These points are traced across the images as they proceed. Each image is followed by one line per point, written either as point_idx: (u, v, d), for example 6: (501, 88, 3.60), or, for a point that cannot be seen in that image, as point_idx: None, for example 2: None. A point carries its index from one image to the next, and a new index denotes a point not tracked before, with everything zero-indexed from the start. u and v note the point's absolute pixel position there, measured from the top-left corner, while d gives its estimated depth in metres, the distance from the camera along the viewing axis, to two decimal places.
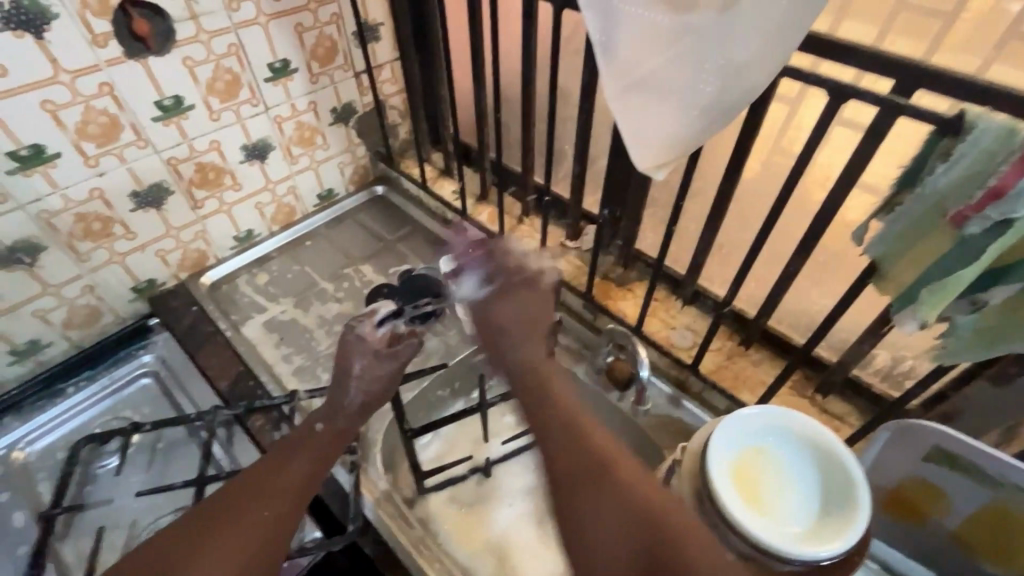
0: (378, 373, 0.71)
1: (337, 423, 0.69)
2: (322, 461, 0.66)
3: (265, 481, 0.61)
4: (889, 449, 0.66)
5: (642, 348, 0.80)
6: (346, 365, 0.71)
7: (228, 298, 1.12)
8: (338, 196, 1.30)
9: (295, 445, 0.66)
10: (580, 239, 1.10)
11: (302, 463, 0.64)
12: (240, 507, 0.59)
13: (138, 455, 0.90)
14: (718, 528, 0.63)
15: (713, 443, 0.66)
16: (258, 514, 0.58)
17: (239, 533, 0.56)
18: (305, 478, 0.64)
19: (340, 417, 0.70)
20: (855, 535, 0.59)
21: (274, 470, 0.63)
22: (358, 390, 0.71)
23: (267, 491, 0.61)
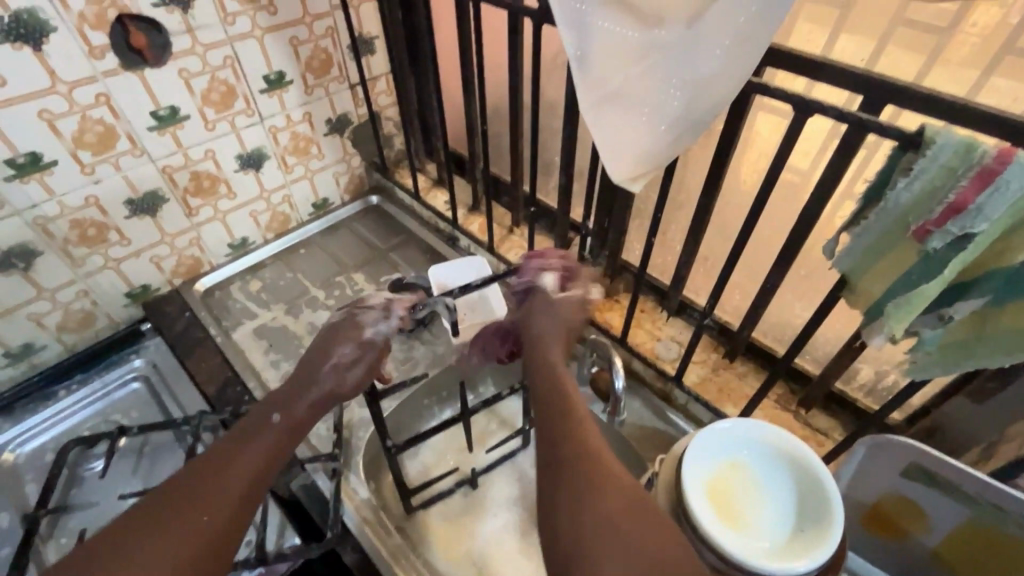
0: (350, 365, 0.67)
1: (294, 414, 0.64)
2: (277, 454, 0.62)
3: (205, 481, 0.56)
4: (867, 465, 0.66)
5: (618, 359, 0.79)
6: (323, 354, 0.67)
7: (220, 304, 1.13)
8: (333, 205, 1.32)
9: (246, 437, 0.61)
10: (569, 249, 1.11)
11: (253, 457, 0.59)
12: (177, 509, 0.53)
13: (124, 459, 0.92)
14: (692, 543, 0.62)
15: (687, 457, 0.66)
16: (197, 518, 0.53)
17: (189, 525, 0.52)
18: (256, 474, 0.59)
19: (297, 407, 0.64)
20: (829, 551, 0.58)
21: (225, 457, 0.58)
22: (336, 376, 0.67)
23: (210, 491, 0.55)
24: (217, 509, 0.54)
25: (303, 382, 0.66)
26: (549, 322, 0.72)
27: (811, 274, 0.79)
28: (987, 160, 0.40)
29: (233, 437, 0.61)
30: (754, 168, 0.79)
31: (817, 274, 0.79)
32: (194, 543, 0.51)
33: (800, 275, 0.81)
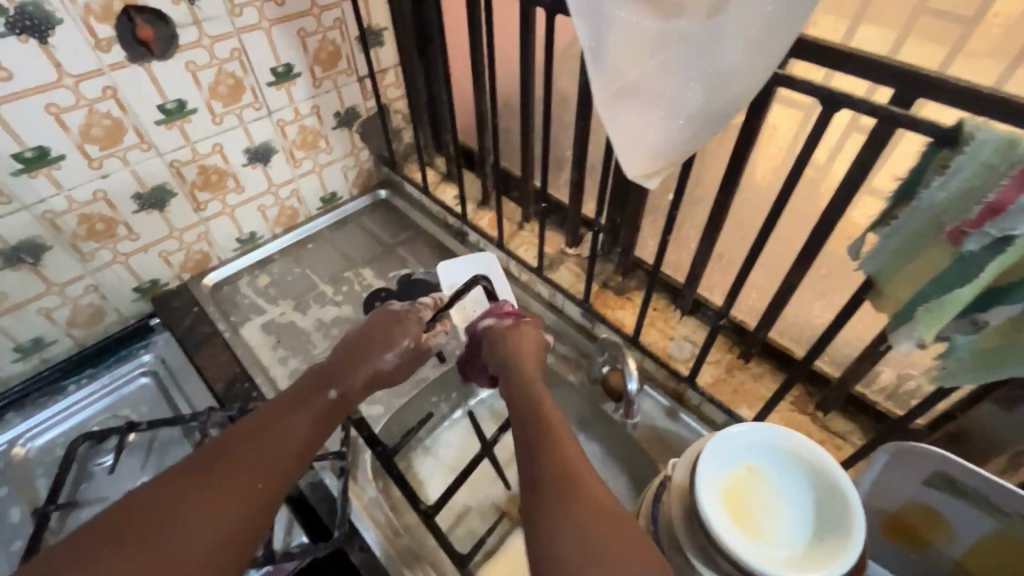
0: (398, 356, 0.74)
1: (346, 386, 0.66)
2: (325, 421, 0.62)
3: (259, 442, 0.55)
4: (888, 472, 0.64)
5: (632, 360, 0.79)
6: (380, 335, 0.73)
7: (229, 300, 1.13)
8: (341, 199, 1.31)
9: (301, 404, 0.61)
10: (580, 246, 1.09)
11: (304, 426, 0.59)
12: (232, 467, 0.52)
13: (133, 454, 0.92)
14: (707, 552, 0.61)
15: (701, 463, 0.64)
16: (246, 482, 0.51)
17: (245, 477, 0.51)
18: (305, 443, 0.58)
19: (351, 381, 0.67)
20: (849, 563, 0.56)
21: (271, 418, 0.58)
22: (388, 357, 0.72)
23: (263, 456, 0.54)
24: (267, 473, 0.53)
25: (358, 357, 0.70)
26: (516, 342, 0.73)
27: (832, 274, 0.77)
28: None
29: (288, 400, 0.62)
30: (773, 163, 0.77)
31: (838, 273, 0.76)
32: (240, 507, 0.49)
33: (820, 275, 0.78)
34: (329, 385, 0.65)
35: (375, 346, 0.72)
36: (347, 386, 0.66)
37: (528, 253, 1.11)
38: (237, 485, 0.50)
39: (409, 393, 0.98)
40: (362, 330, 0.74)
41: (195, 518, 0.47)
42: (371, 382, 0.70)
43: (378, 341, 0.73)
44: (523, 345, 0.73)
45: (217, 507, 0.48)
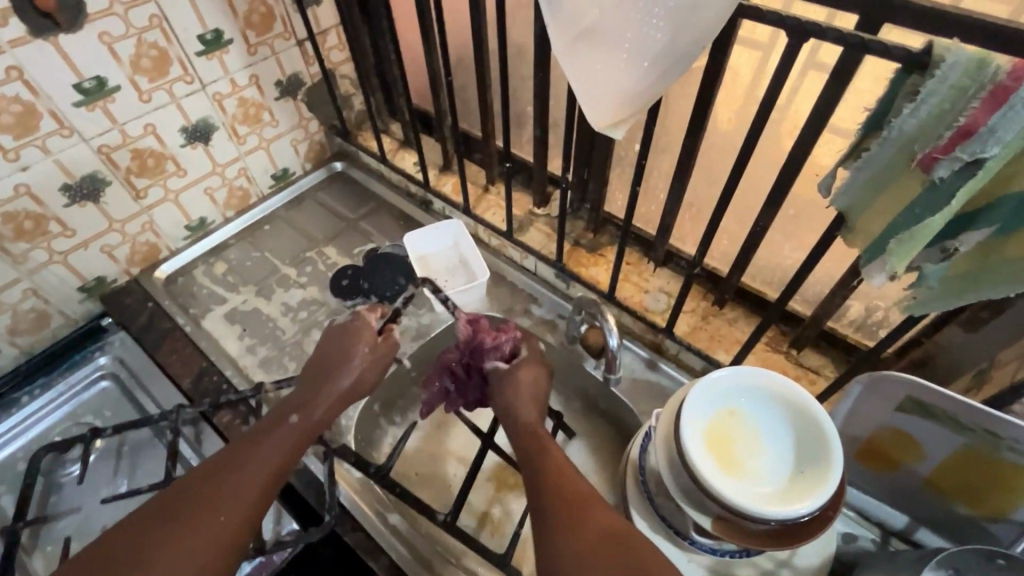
0: (378, 361, 0.76)
1: (312, 417, 0.69)
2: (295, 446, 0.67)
3: (227, 477, 0.61)
4: (863, 401, 0.66)
5: (611, 317, 0.79)
6: (351, 347, 0.74)
7: (185, 291, 1.07)
8: (294, 175, 1.24)
9: (267, 434, 0.66)
10: (549, 205, 1.06)
11: (269, 461, 0.64)
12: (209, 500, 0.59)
13: (103, 460, 0.87)
14: (694, 493, 0.64)
15: (685, 411, 0.65)
16: (219, 519, 0.58)
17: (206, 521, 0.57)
18: (273, 476, 0.64)
19: (314, 410, 0.70)
20: (828, 492, 0.59)
21: (244, 454, 0.64)
22: (351, 373, 0.73)
23: (233, 496, 0.60)
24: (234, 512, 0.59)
25: (322, 378, 0.73)
26: (527, 399, 0.73)
27: (800, 214, 0.77)
28: (1001, 78, 0.37)
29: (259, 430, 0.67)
30: (738, 104, 0.75)
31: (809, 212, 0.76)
32: (215, 540, 0.57)
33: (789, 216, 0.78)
34: (290, 411, 0.69)
35: (337, 366, 0.73)
36: (321, 403, 0.71)
37: (496, 216, 1.08)
38: (206, 523, 0.57)
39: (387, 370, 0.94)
40: (325, 343, 0.76)
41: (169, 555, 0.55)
42: (338, 406, 0.72)
43: (337, 359, 0.74)
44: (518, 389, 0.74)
45: (199, 537, 0.56)
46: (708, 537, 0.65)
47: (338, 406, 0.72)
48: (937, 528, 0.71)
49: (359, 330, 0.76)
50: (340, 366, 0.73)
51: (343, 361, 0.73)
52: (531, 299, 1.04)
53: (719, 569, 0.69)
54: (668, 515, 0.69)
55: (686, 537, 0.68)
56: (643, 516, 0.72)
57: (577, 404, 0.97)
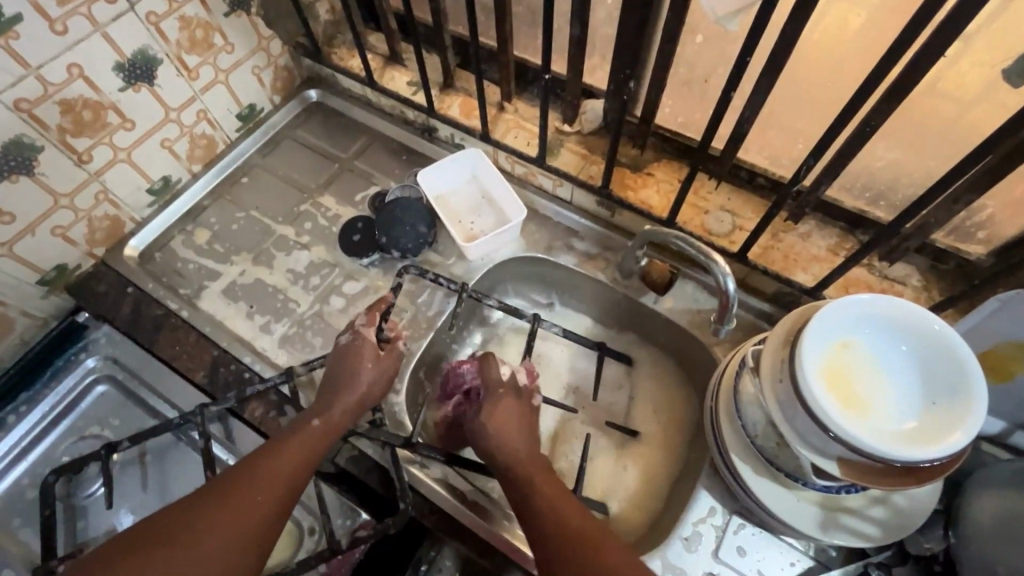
0: (385, 374, 0.72)
1: (332, 417, 0.67)
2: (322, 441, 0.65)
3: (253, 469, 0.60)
4: (994, 316, 0.61)
5: (723, 261, 0.68)
6: (355, 363, 0.71)
7: (167, 268, 0.91)
8: (263, 112, 1.03)
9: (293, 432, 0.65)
10: (580, 120, 0.91)
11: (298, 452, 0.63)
12: (235, 484, 0.59)
13: (127, 474, 0.77)
14: (816, 438, 0.58)
15: (803, 354, 0.58)
16: (250, 498, 0.58)
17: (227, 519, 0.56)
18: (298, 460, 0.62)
19: (332, 408, 0.67)
20: (973, 427, 0.53)
21: (273, 452, 0.62)
22: (367, 381, 0.70)
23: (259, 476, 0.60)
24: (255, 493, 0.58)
25: (333, 389, 0.69)
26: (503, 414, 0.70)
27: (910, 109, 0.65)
28: None
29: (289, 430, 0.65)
30: None
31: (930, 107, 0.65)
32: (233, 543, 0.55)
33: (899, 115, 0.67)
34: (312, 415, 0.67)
35: (345, 382, 0.69)
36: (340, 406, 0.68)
37: (519, 139, 0.93)
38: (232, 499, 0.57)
39: (427, 333, 0.85)
40: (335, 360, 0.72)
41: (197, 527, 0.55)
42: (358, 411, 0.69)
43: (344, 373, 0.70)
44: (506, 423, 0.69)
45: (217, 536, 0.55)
46: (830, 479, 0.60)
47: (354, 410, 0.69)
48: None
49: (359, 342, 0.72)
50: (347, 378, 0.70)
51: (352, 373, 0.70)
52: (571, 233, 0.92)
53: (830, 502, 0.66)
54: (775, 457, 0.65)
55: (799, 479, 0.64)
56: (742, 458, 0.68)
57: (629, 336, 0.93)
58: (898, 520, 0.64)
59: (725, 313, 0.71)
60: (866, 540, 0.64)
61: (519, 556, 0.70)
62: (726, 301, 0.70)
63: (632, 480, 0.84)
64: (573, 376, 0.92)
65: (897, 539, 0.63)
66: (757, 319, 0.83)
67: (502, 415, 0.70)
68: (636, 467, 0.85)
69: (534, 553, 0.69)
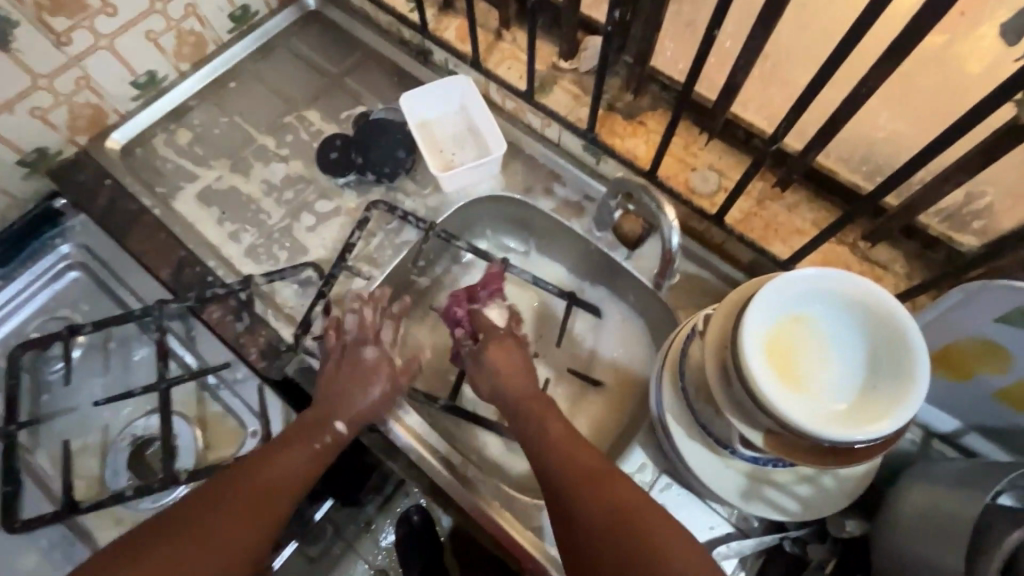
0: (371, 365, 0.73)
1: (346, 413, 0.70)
2: (324, 455, 0.69)
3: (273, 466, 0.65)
4: (954, 309, 0.57)
5: (672, 212, 0.69)
6: (351, 357, 0.73)
7: (146, 165, 0.91)
8: (258, 15, 1.00)
9: (292, 442, 0.68)
10: (578, 57, 0.86)
11: (302, 462, 0.67)
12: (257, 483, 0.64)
13: (90, 358, 0.80)
14: (744, 405, 0.58)
15: (747, 320, 0.56)
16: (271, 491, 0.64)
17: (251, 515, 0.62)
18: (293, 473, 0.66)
19: (352, 400, 0.71)
20: (905, 417, 0.52)
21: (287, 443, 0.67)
22: (375, 388, 0.72)
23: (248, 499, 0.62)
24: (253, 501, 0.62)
25: (349, 382, 0.71)
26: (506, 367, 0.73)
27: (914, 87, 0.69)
28: None
29: (285, 437, 0.68)
30: None
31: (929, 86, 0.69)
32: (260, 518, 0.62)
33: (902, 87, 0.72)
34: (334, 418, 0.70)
35: (354, 379, 0.72)
36: (348, 419, 0.70)
37: (511, 71, 0.88)
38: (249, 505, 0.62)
39: (391, 261, 0.84)
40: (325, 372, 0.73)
41: (219, 528, 0.59)
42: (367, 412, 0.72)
43: (361, 370, 0.72)
44: (508, 366, 0.73)
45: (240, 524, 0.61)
46: (756, 450, 0.59)
47: (358, 421, 0.71)
48: (989, 435, 0.67)
49: (370, 357, 0.74)
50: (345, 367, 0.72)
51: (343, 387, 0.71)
52: (553, 177, 0.89)
53: (758, 475, 0.65)
54: (707, 423, 0.65)
55: (726, 446, 0.64)
56: (677, 421, 0.67)
57: (600, 290, 0.91)
58: (821, 499, 0.63)
59: (667, 268, 0.72)
60: (785, 515, 0.64)
61: (447, 483, 0.73)
62: (667, 256, 0.70)
63: (578, 431, 0.85)
64: (537, 322, 0.91)
65: (816, 516, 0.63)
66: (727, 288, 0.80)
67: (498, 360, 0.74)
68: (583, 419, 0.85)
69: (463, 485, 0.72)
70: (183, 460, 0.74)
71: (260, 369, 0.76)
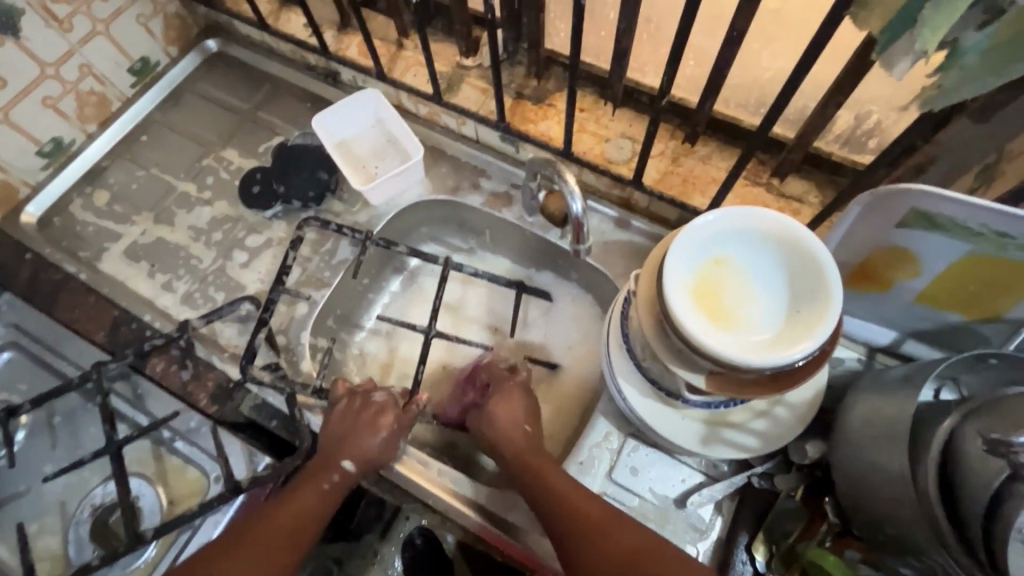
0: (383, 407, 0.72)
1: (359, 454, 0.68)
2: (335, 496, 0.67)
3: (277, 512, 0.63)
4: (858, 224, 0.60)
5: (571, 178, 0.67)
6: (365, 398, 0.72)
7: (67, 233, 0.89)
8: (159, 65, 0.99)
9: (304, 484, 0.66)
10: (479, 52, 0.88)
11: (310, 506, 0.65)
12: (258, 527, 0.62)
13: (35, 438, 0.77)
14: (682, 351, 0.58)
15: (667, 265, 0.57)
16: (268, 540, 0.62)
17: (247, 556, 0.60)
18: (308, 517, 0.64)
19: (360, 438, 0.69)
20: (828, 329, 0.54)
21: (297, 486, 0.66)
22: (383, 422, 0.71)
23: (258, 542, 0.61)
24: (272, 546, 0.61)
25: (354, 422, 0.70)
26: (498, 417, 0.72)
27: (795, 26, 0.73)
28: None
29: (299, 480, 0.67)
30: None
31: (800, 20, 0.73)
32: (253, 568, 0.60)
33: None
34: (339, 458, 0.68)
35: (359, 420, 0.70)
36: (358, 459, 0.68)
37: (418, 77, 0.90)
38: (249, 550, 0.61)
39: (331, 282, 0.84)
40: (331, 423, 0.71)
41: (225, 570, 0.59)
42: (380, 448, 0.69)
43: (368, 412, 0.71)
44: (506, 410, 0.72)
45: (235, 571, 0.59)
46: (702, 395, 0.61)
47: (368, 462, 0.69)
48: (925, 339, 0.69)
49: (381, 401, 0.72)
50: (361, 407, 0.71)
51: (346, 433, 0.70)
52: (478, 172, 0.90)
53: (715, 418, 0.67)
54: (657, 378, 0.65)
55: (678, 397, 0.65)
56: (630, 381, 0.68)
57: (545, 273, 0.92)
58: (778, 431, 0.65)
59: (581, 234, 0.71)
60: (746, 452, 0.65)
61: (417, 489, 0.72)
62: (577, 223, 0.69)
63: (545, 413, 0.85)
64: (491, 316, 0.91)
65: (776, 448, 0.65)
66: None
67: (502, 407, 0.72)
68: (550, 401, 0.86)
69: (433, 485, 0.71)
70: (148, 521, 0.72)
71: (214, 413, 0.75)
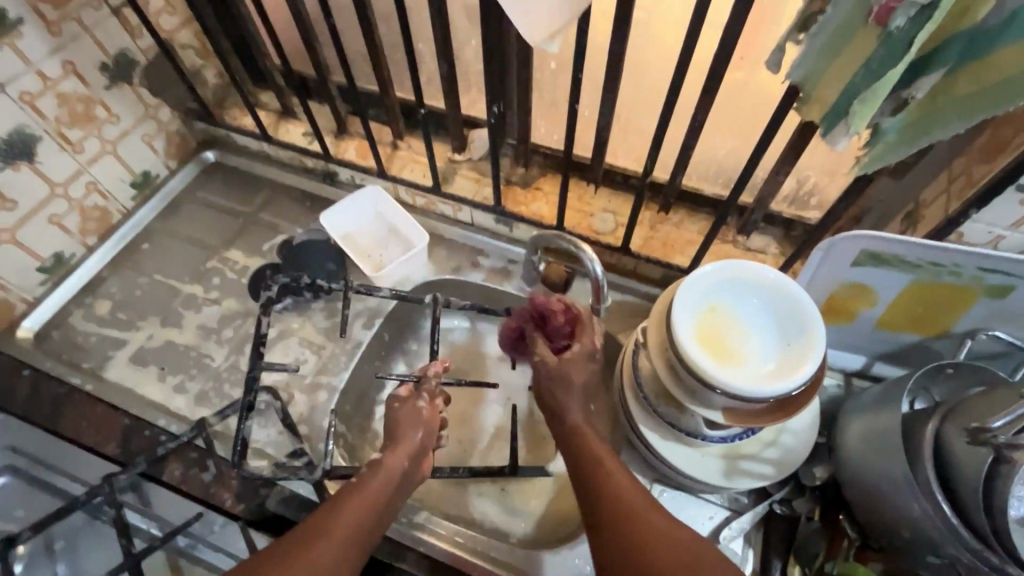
0: (423, 412, 0.69)
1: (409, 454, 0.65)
2: (393, 498, 0.61)
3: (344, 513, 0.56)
4: (821, 268, 0.71)
5: (588, 248, 0.76)
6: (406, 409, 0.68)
7: (68, 345, 0.89)
8: (159, 177, 1.04)
9: (364, 482, 0.60)
10: (469, 148, 0.99)
11: (372, 506, 0.58)
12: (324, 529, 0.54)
13: (33, 568, 0.72)
14: (699, 392, 0.65)
15: (674, 316, 0.66)
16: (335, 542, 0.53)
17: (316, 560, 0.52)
18: (372, 521, 0.58)
19: (410, 438, 0.66)
20: (815, 360, 0.63)
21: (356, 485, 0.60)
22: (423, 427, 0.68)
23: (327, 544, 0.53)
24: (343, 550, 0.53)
25: (402, 425, 0.67)
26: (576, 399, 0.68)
27: None
28: None
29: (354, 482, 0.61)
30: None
31: None
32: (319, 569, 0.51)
33: None
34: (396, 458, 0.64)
35: (402, 424, 0.67)
36: (411, 459, 0.64)
37: (415, 172, 0.99)
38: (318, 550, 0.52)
39: (347, 367, 0.87)
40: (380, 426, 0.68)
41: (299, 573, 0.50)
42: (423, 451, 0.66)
43: (412, 416, 0.68)
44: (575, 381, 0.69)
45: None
46: (720, 429, 0.69)
47: (415, 464, 0.65)
48: (890, 359, 0.80)
49: (423, 408, 0.69)
50: (401, 417, 0.68)
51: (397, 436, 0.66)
52: (477, 251, 0.98)
53: (730, 452, 0.73)
54: (675, 421, 0.71)
55: (697, 435, 0.71)
56: (650, 428, 0.73)
57: None
58: (789, 456, 0.72)
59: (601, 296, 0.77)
60: (764, 480, 0.71)
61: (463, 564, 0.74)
62: (597, 286, 0.76)
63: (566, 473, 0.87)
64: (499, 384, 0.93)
65: (790, 472, 0.71)
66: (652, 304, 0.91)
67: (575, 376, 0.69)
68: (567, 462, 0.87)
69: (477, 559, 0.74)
70: None
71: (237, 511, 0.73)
